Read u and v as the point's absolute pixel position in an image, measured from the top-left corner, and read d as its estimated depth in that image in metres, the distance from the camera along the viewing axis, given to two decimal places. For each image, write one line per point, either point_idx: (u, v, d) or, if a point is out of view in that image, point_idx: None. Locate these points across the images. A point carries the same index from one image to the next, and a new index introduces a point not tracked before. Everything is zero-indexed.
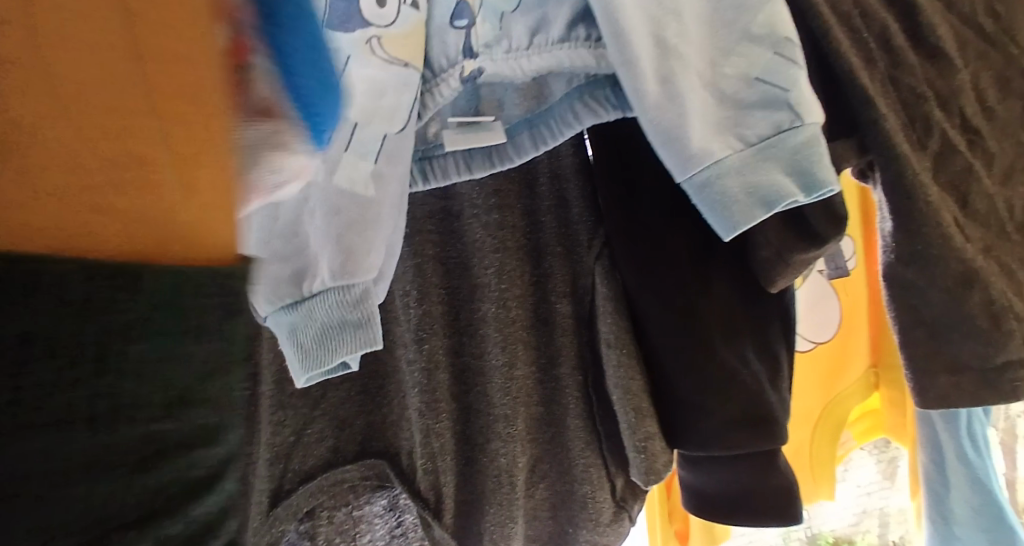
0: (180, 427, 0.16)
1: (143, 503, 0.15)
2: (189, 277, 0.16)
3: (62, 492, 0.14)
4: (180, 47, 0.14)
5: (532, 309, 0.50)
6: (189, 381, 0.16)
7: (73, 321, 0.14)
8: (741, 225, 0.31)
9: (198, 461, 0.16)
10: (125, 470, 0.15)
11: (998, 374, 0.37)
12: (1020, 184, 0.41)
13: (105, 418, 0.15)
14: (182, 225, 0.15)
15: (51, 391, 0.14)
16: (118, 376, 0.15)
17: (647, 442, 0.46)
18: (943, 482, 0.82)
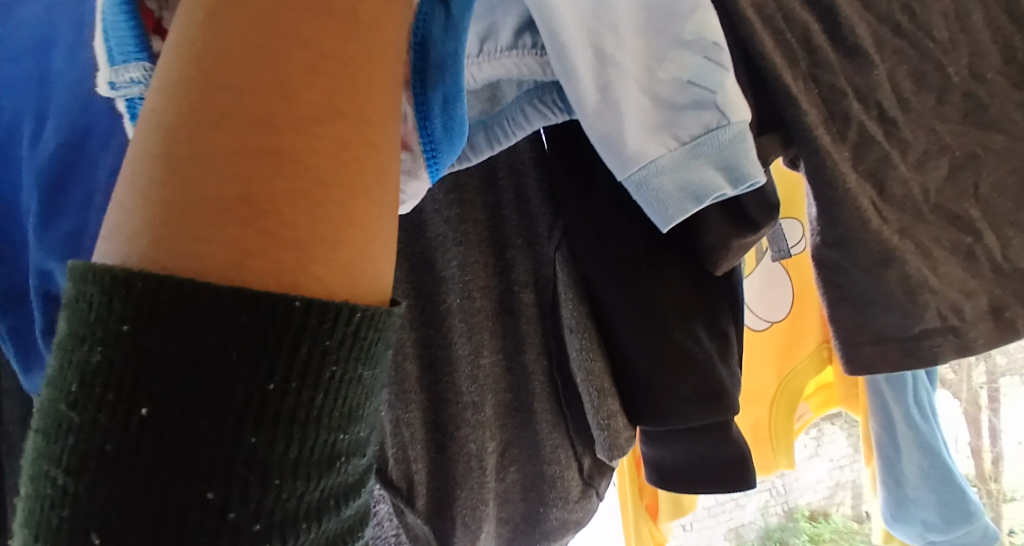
0: (349, 441, 0.25)
1: (323, 490, 0.24)
2: (371, 344, 0.25)
3: (282, 472, 0.23)
4: (356, 162, 0.25)
5: (496, 299, 0.52)
6: (362, 413, 0.25)
7: (301, 364, 0.23)
8: (675, 217, 0.35)
9: (355, 467, 0.26)
10: (319, 464, 0.24)
11: (918, 342, 0.41)
12: (934, 169, 0.44)
13: (314, 425, 0.23)
14: (354, 270, 0.25)
15: (287, 409, 0.23)
16: (321, 405, 0.23)
17: (609, 420, 0.49)
18: (895, 448, 0.90)
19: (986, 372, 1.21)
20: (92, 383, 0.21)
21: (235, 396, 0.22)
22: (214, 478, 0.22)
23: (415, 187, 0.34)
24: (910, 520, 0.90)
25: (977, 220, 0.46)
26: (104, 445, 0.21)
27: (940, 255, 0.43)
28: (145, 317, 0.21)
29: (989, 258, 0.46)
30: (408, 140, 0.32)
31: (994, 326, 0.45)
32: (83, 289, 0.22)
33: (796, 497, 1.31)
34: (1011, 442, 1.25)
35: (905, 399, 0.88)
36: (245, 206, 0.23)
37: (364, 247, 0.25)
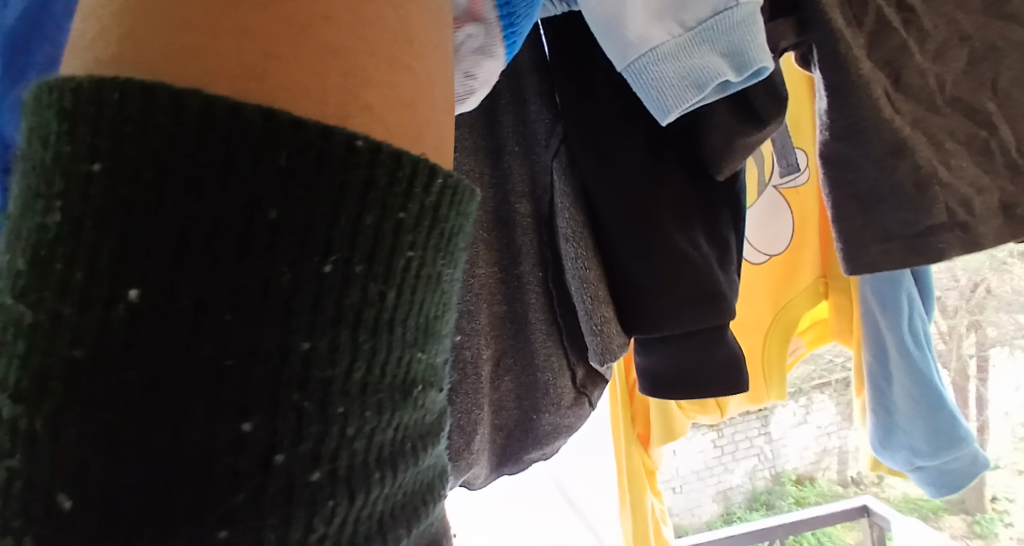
0: (426, 367, 0.22)
1: (399, 427, 0.21)
2: (448, 231, 0.22)
3: (347, 399, 0.19)
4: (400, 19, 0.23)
5: (492, 210, 0.51)
6: (440, 331, 0.23)
7: (367, 245, 0.19)
8: (675, 107, 0.33)
9: (431, 405, 0.22)
10: (394, 391, 0.20)
11: (925, 240, 0.39)
12: (954, 60, 0.43)
13: (386, 331, 0.20)
14: (405, 125, 0.22)
15: (349, 305, 0.19)
16: (399, 305, 0.20)
17: (602, 326, 0.48)
18: (885, 377, 0.91)
19: (975, 344, 1.47)
20: (48, 260, 0.17)
21: (278, 281, 0.18)
22: (254, 408, 0.18)
23: (487, 67, 0.33)
24: (897, 448, 0.91)
25: (994, 115, 0.44)
26: (73, 351, 0.17)
27: (954, 148, 0.42)
28: (138, 174, 0.18)
29: (1004, 153, 0.44)
30: (479, 11, 0.31)
31: (1006, 223, 0.43)
32: (39, 123, 0.19)
33: (782, 461, 1.63)
34: (998, 412, 1.52)
35: (899, 327, 0.88)
36: (293, 42, 0.20)
37: (414, 105, 0.23)
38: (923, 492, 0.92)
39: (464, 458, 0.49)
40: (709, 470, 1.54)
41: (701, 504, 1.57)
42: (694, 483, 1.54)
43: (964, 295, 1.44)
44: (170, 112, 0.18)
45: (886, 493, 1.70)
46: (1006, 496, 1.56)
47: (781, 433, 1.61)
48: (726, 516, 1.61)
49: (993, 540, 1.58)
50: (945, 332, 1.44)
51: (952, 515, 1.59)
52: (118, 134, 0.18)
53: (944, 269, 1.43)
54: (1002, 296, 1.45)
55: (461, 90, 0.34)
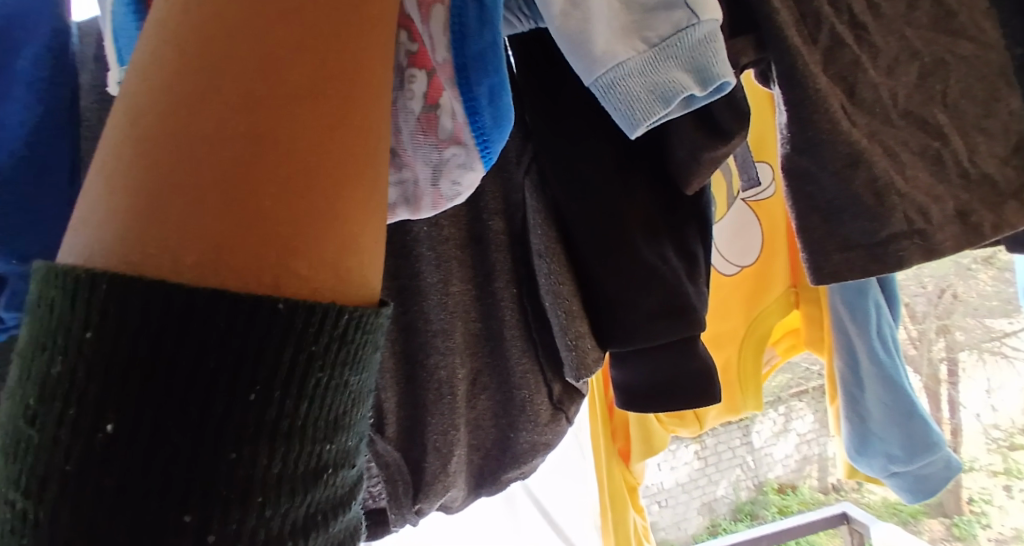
0: (335, 451, 0.23)
1: (310, 506, 0.22)
2: (356, 353, 0.23)
3: (264, 487, 0.21)
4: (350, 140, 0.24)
5: (465, 228, 0.52)
6: (349, 420, 0.23)
7: (284, 377, 0.21)
8: (642, 121, 0.34)
9: (345, 477, 0.24)
10: (304, 478, 0.22)
11: (884, 248, 0.40)
12: (904, 75, 0.45)
13: (298, 435, 0.22)
14: (340, 241, 0.23)
15: (269, 419, 0.21)
16: (306, 412, 0.22)
17: (577, 341, 0.49)
18: (858, 385, 0.92)
19: (944, 348, 1.51)
20: (52, 394, 0.20)
21: (212, 409, 0.20)
22: (192, 499, 0.20)
23: (471, 178, 0.34)
24: (873, 454, 0.92)
25: (945, 126, 0.45)
26: (66, 462, 0.20)
27: (908, 159, 0.43)
28: (116, 315, 0.20)
29: (956, 163, 0.45)
30: (460, 134, 0.33)
31: (962, 230, 0.44)
32: (42, 294, 0.21)
33: (765, 471, 1.65)
34: (969, 415, 1.55)
35: (869, 335, 0.91)
36: (233, 178, 0.22)
37: (349, 223, 0.24)
38: (899, 497, 0.94)
39: (441, 481, 0.48)
40: (692, 482, 1.57)
41: (686, 518, 1.58)
42: (679, 495, 1.57)
43: (932, 301, 1.49)
44: (141, 291, 0.20)
45: (865, 499, 1.65)
46: (983, 498, 1.57)
47: (764, 443, 1.64)
48: (712, 527, 1.60)
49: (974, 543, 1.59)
50: (915, 336, 1.52)
51: (932, 519, 1.58)
52: (112, 299, 0.20)
53: (910, 275, 1.50)
54: (970, 302, 1.48)
55: (448, 194, 0.34)
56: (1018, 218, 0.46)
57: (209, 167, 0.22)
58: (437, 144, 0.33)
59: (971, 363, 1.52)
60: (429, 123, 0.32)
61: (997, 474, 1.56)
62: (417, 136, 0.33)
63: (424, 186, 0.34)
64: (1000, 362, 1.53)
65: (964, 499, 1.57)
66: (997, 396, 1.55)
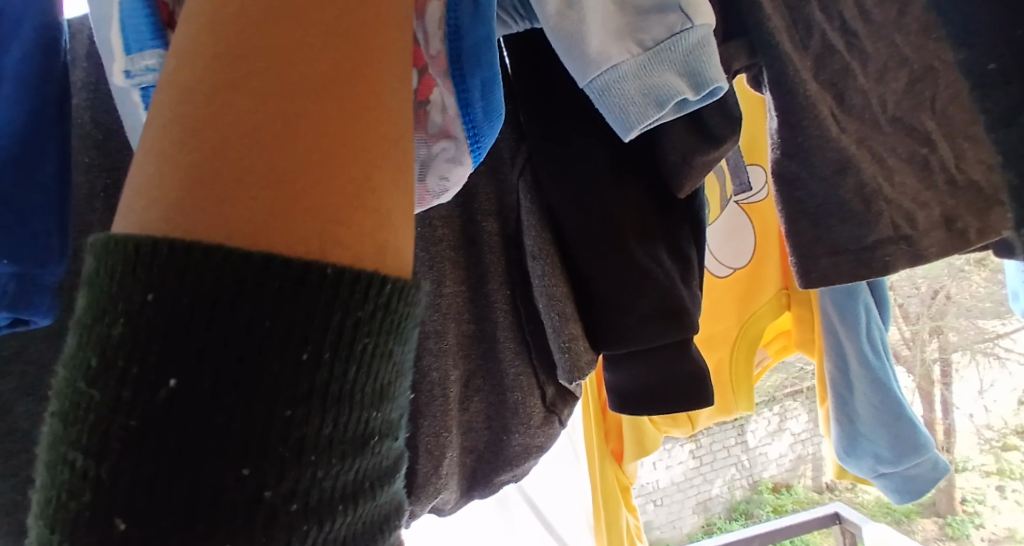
0: (381, 423, 0.23)
1: (359, 471, 0.22)
2: (399, 319, 0.23)
3: (318, 447, 0.21)
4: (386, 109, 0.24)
5: (459, 230, 0.52)
6: (393, 393, 0.23)
7: (334, 337, 0.21)
8: (637, 123, 0.34)
9: (391, 448, 0.23)
10: (354, 443, 0.21)
11: (871, 253, 0.41)
12: (894, 82, 0.45)
13: (348, 401, 0.21)
14: (382, 208, 0.23)
15: (321, 381, 0.21)
16: (352, 380, 0.21)
17: (571, 343, 0.48)
18: (847, 386, 0.93)
19: (937, 349, 1.52)
20: (115, 354, 0.20)
21: (268, 366, 0.20)
22: (248, 455, 0.20)
23: (458, 174, 0.34)
24: (861, 455, 0.93)
25: (933, 133, 0.46)
26: (128, 420, 0.19)
27: (896, 165, 0.44)
28: (176, 279, 0.20)
29: (944, 170, 0.46)
30: (450, 128, 0.33)
31: (947, 236, 0.45)
32: (103, 259, 0.20)
33: (759, 470, 1.68)
34: (960, 416, 1.56)
35: (858, 337, 0.92)
36: (275, 144, 0.22)
37: (389, 189, 0.24)
38: (887, 497, 0.95)
39: (432, 483, 0.48)
40: (687, 481, 1.62)
41: (682, 516, 1.64)
42: (674, 494, 1.62)
43: (925, 302, 1.50)
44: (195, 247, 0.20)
45: (860, 498, 1.67)
46: (976, 498, 1.59)
47: (758, 442, 1.67)
48: (706, 527, 1.67)
49: (966, 542, 1.60)
50: (908, 337, 1.53)
51: (925, 519, 1.61)
52: (168, 259, 0.20)
53: (907, 277, 1.51)
54: (961, 303, 1.48)
55: (434, 191, 0.34)
56: (1006, 225, 0.46)
57: (251, 135, 0.22)
58: (425, 140, 0.33)
59: (965, 363, 1.53)
60: (419, 118, 0.32)
61: (989, 474, 1.57)
62: None
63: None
64: (992, 364, 1.52)
65: (957, 499, 1.60)
66: (988, 396, 1.55)
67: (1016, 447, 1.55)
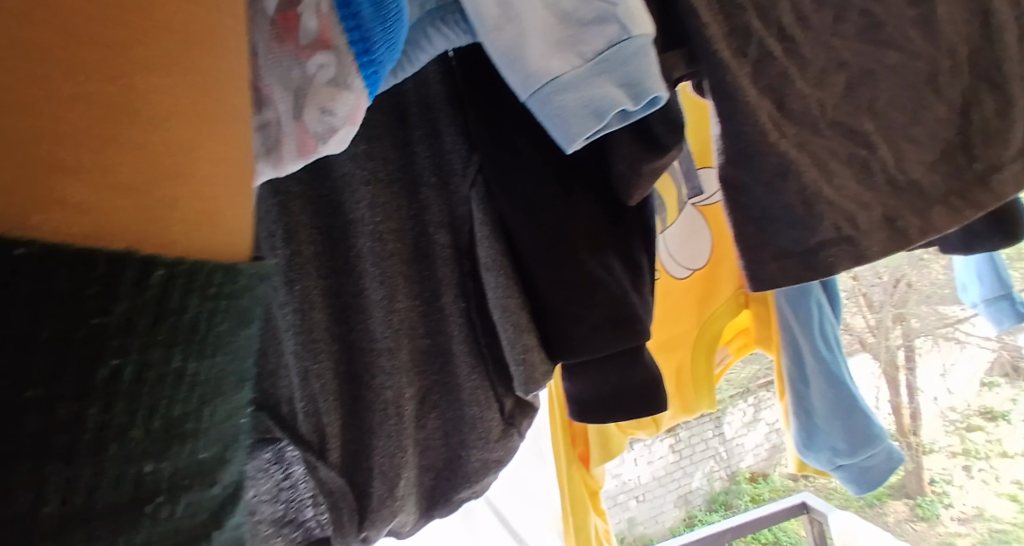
0: (182, 464, 0.23)
1: (197, 501, 0.23)
2: (228, 337, 0.24)
3: (151, 486, 0.22)
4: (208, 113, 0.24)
5: (410, 242, 0.50)
6: (200, 426, 0.23)
7: (157, 367, 0.22)
8: (579, 135, 0.35)
9: (229, 473, 0.25)
10: (189, 473, 0.23)
11: (815, 255, 0.42)
12: (832, 85, 0.46)
13: (180, 431, 0.23)
14: (198, 210, 0.24)
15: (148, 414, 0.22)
16: (146, 415, 0.22)
17: (526, 354, 0.49)
18: (803, 380, 0.95)
19: (901, 336, 1.53)
20: None
21: (95, 406, 0.21)
22: (83, 502, 0.20)
23: (348, 104, 0.29)
24: (819, 448, 0.95)
25: (872, 134, 0.47)
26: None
27: (837, 168, 0.45)
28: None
29: (884, 171, 0.47)
30: (328, 38, 0.28)
31: (889, 236, 0.45)
32: None
33: (736, 461, 1.67)
34: (927, 400, 1.57)
35: (812, 332, 0.94)
36: (78, 159, 0.21)
37: (209, 194, 0.24)
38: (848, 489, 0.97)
39: (388, 507, 0.47)
40: (668, 476, 1.58)
41: (663, 511, 1.59)
42: (656, 489, 1.57)
43: (887, 290, 1.51)
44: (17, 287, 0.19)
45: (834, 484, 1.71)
46: (943, 478, 1.58)
47: (734, 434, 1.65)
48: (687, 519, 1.64)
49: (937, 523, 1.56)
50: (873, 325, 1.53)
51: (895, 501, 1.58)
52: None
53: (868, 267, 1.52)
54: (922, 290, 1.51)
55: (318, 131, 0.29)
56: (947, 223, 0.48)
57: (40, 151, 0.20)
58: (300, 56, 0.28)
59: (926, 348, 1.55)
60: (289, 28, 0.28)
61: (955, 455, 1.56)
62: (275, 46, 0.28)
63: (286, 120, 0.29)
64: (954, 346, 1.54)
65: (924, 480, 1.59)
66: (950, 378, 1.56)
67: (978, 427, 1.55)
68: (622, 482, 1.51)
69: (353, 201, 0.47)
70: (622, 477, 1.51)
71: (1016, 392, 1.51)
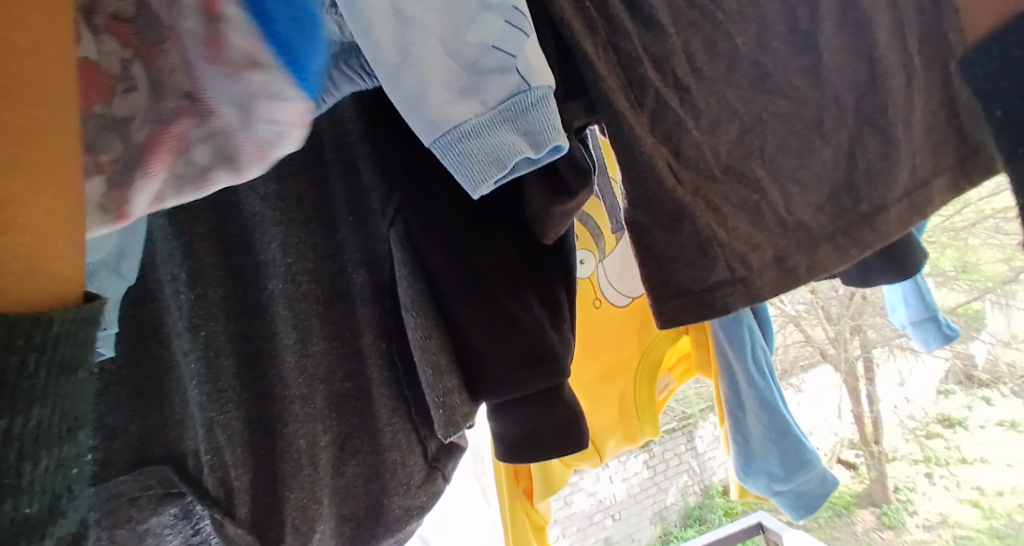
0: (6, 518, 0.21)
1: None
2: (60, 376, 0.22)
3: None
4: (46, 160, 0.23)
5: (328, 283, 0.49)
6: (24, 478, 0.21)
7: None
8: (483, 181, 0.35)
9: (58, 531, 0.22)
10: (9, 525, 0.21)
11: (712, 293, 0.44)
12: (725, 133, 0.48)
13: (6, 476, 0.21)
14: (34, 260, 0.22)
15: None
16: None
17: (445, 397, 0.48)
18: (739, 405, 0.97)
19: (859, 346, 1.62)
20: None
21: None
22: None
23: (289, 111, 0.29)
24: (757, 473, 0.96)
25: (762, 179, 0.50)
26: None
27: (729, 212, 0.47)
28: None
29: (774, 214, 0.50)
30: (258, 54, 0.27)
31: (780, 275, 0.49)
32: None
33: (708, 475, 1.70)
34: (889, 409, 1.62)
35: (744, 357, 0.97)
36: None
37: (46, 241, 0.22)
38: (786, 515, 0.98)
39: None
40: (642, 492, 1.61)
41: (638, 528, 1.62)
42: (631, 507, 1.59)
43: (845, 302, 1.61)
44: None
45: None
46: (908, 486, 1.62)
47: (707, 448, 1.69)
48: (664, 536, 1.65)
49: (903, 531, 1.60)
50: (833, 336, 1.62)
51: (862, 510, 1.63)
52: None
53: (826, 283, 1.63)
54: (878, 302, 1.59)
55: (268, 139, 0.29)
56: (833, 262, 0.51)
57: None
58: (233, 72, 0.27)
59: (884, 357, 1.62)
60: (215, 45, 0.27)
61: (917, 462, 1.62)
62: (203, 67, 0.27)
63: (237, 134, 0.28)
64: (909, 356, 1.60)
65: (889, 487, 1.64)
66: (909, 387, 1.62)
67: (938, 434, 1.59)
68: (598, 500, 1.53)
69: (264, 243, 0.46)
70: (598, 495, 1.52)
71: (971, 398, 1.54)
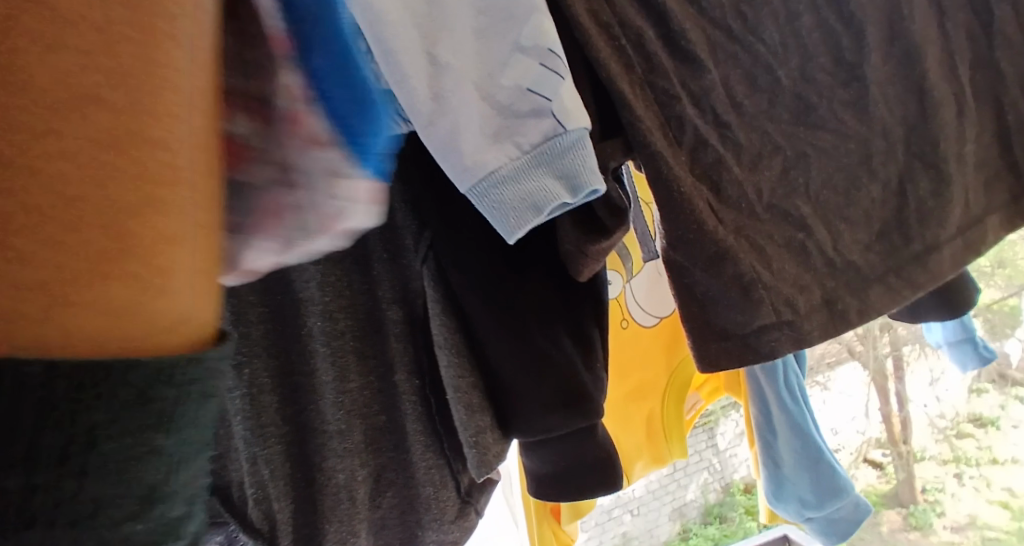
0: (155, 529, 0.21)
1: None
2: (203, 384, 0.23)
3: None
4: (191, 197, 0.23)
5: (361, 318, 0.49)
6: (167, 491, 0.22)
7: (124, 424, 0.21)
8: (517, 228, 0.35)
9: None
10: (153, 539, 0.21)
11: (757, 337, 0.44)
12: (767, 169, 0.48)
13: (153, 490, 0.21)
14: (188, 307, 0.23)
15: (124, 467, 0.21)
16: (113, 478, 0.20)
17: (477, 436, 0.49)
18: (772, 430, 0.94)
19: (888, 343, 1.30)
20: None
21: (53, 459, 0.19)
22: None
23: (354, 188, 0.31)
24: (788, 499, 0.94)
25: (808, 216, 0.49)
26: None
27: (774, 251, 0.46)
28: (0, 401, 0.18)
29: (822, 252, 0.49)
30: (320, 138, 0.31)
31: (829, 317, 0.48)
32: None
33: (731, 472, 1.40)
34: (918, 407, 1.34)
35: (777, 380, 0.94)
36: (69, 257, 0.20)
37: (194, 277, 0.24)
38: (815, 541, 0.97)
39: None
40: None
41: None
42: None
43: None
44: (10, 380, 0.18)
45: None
46: None
47: None
48: None
49: None
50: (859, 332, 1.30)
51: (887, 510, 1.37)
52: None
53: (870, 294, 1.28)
54: None
55: (333, 214, 0.31)
56: (883, 302, 0.51)
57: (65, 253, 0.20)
58: (306, 146, 0.31)
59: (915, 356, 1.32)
60: (296, 121, 0.31)
61: None
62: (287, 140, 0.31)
63: (324, 205, 0.31)
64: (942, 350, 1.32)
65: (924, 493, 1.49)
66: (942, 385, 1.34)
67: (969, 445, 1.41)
68: None
69: (297, 280, 0.46)
70: None
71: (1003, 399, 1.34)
